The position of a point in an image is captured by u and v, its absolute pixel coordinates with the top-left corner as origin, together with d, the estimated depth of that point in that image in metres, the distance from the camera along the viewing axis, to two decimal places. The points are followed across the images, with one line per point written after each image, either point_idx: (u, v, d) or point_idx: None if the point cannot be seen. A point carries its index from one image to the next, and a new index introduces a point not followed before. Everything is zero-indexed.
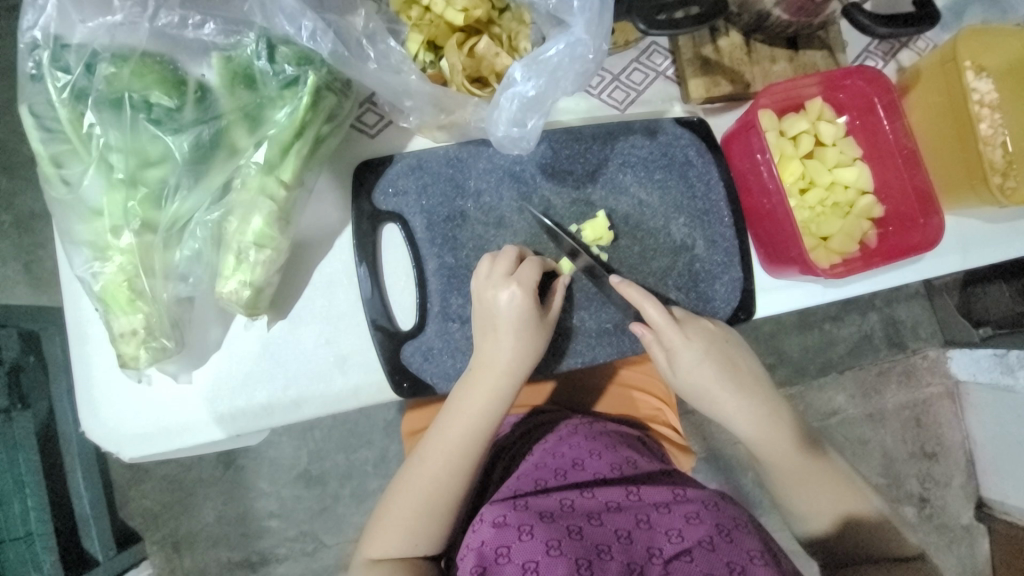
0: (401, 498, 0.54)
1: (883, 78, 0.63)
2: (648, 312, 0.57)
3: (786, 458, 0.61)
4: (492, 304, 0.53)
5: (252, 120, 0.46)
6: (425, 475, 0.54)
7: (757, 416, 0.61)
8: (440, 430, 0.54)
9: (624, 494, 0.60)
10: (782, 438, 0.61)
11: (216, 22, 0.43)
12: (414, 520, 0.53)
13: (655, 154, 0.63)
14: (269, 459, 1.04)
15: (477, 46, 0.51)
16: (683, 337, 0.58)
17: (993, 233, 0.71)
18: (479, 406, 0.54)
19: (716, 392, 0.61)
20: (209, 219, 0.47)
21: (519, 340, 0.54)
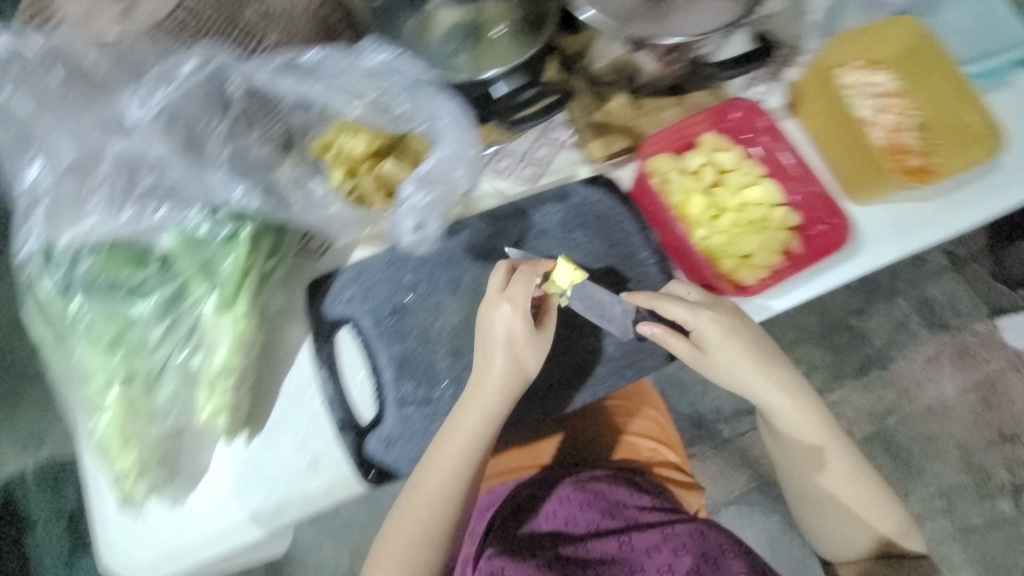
0: (402, 524, 0.59)
1: (758, 104, 0.69)
2: (670, 311, 0.62)
3: (829, 466, 0.69)
4: (489, 321, 0.59)
5: (205, 270, 0.55)
6: (425, 502, 0.59)
7: (819, 450, 0.68)
8: (434, 450, 0.59)
9: (617, 543, 0.65)
10: (825, 445, 0.68)
11: (166, 205, 0.53)
12: (415, 544, 0.59)
13: (569, 216, 0.69)
14: (314, 562, 1.08)
15: (382, 168, 0.61)
16: (720, 338, 0.62)
17: (926, 211, 0.72)
18: (471, 428, 0.58)
19: (763, 391, 0.67)
20: (179, 361, 0.56)
21: (511, 361, 0.58)
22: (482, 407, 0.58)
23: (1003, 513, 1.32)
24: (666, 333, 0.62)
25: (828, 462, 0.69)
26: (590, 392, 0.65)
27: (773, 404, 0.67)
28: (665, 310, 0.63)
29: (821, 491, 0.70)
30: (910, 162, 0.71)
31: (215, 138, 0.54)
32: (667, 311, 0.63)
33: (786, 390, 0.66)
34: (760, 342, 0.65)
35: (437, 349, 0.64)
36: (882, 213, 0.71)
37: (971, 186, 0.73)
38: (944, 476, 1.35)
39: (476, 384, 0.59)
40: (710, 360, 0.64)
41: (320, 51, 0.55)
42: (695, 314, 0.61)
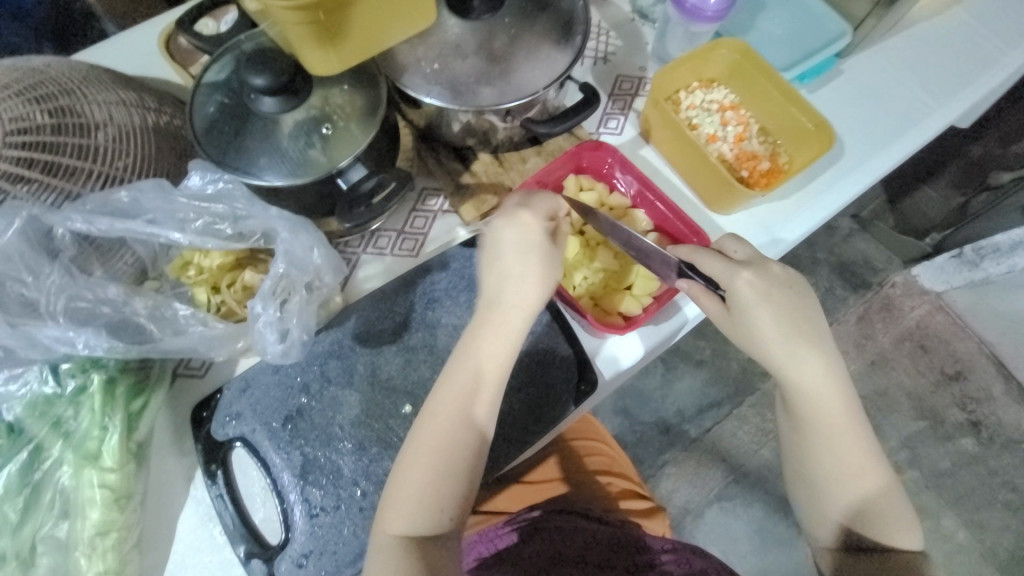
0: (411, 464, 0.54)
1: (607, 143, 0.72)
2: (703, 263, 0.61)
3: (842, 431, 0.59)
4: (504, 229, 0.58)
5: (58, 427, 0.52)
6: (439, 437, 0.54)
7: (830, 422, 0.59)
8: (450, 373, 0.56)
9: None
10: (837, 411, 0.59)
11: (1, 376, 0.52)
12: (434, 482, 0.53)
13: (454, 281, 0.69)
14: None
15: (245, 279, 0.60)
16: (751, 297, 0.58)
17: (788, 208, 0.77)
18: (499, 344, 0.56)
19: (774, 344, 0.58)
20: (54, 530, 0.52)
21: (541, 275, 0.58)
22: (495, 316, 0.57)
23: (968, 451, 1.39)
24: (698, 289, 0.61)
25: (837, 439, 0.59)
26: (503, 454, 0.65)
27: (804, 363, 0.58)
28: (699, 263, 0.62)
29: (819, 468, 0.60)
30: (760, 166, 0.76)
31: (48, 290, 0.52)
32: (703, 267, 0.61)
33: (820, 354, 0.59)
34: (800, 308, 0.59)
35: (340, 448, 0.61)
36: (746, 218, 0.76)
37: (824, 176, 0.79)
38: (902, 427, 1.40)
39: (499, 295, 0.58)
40: (746, 320, 0.59)
41: (132, 191, 0.54)
42: (730, 271, 0.59)
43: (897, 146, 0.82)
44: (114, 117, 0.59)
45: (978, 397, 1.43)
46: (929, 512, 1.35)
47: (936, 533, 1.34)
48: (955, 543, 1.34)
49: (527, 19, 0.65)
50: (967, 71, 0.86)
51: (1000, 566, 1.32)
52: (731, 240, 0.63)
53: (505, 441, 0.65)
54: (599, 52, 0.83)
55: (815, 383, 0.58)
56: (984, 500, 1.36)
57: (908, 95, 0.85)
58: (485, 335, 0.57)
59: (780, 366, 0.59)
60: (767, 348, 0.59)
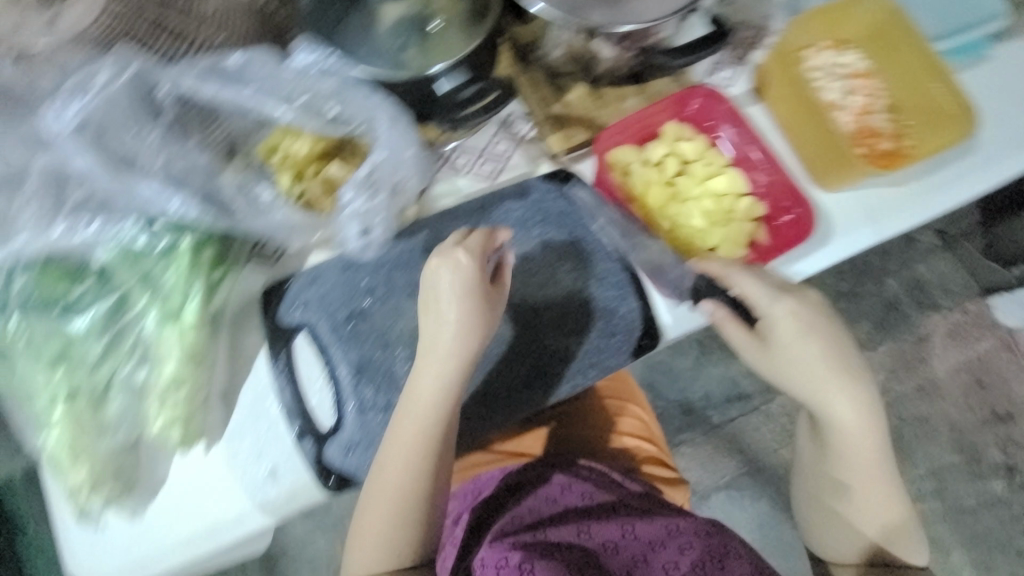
0: (373, 502, 0.57)
1: (719, 89, 0.67)
2: (739, 282, 0.58)
3: (865, 461, 0.60)
4: (433, 277, 0.55)
5: (146, 282, 0.54)
6: (395, 480, 0.56)
7: (855, 455, 0.60)
8: (402, 415, 0.56)
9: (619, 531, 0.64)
10: (867, 443, 0.59)
11: (98, 220, 0.53)
12: (391, 530, 0.56)
13: (529, 213, 0.67)
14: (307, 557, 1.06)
15: (329, 172, 0.59)
16: (784, 326, 0.57)
17: (903, 197, 0.70)
18: (425, 403, 0.55)
19: (807, 375, 0.57)
20: (126, 375, 0.55)
21: (457, 324, 0.55)
22: (430, 369, 0.55)
23: (996, 493, 1.33)
24: (727, 317, 0.59)
25: (860, 467, 0.61)
26: (553, 393, 0.65)
27: (839, 401, 0.58)
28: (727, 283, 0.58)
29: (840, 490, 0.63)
30: (881, 145, 0.69)
31: (148, 148, 0.53)
32: (736, 286, 0.58)
33: (858, 398, 0.58)
34: (839, 339, 0.58)
35: (396, 354, 0.62)
36: (853, 199, 0.69)
37: (949, 169, 0.71)
38: (935, 457, 1.35)
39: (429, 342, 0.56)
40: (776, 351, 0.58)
41: (243, 55, 0.54)
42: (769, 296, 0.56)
43: None
44: None
45: None
46: (940, 542, 1.32)
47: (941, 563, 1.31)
48: None
49: None
50: None
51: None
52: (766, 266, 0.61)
53: (556, 379, 0.65)
54: None
55: (850, 424, 0.58)
56: (1001, 543, 1.32)
57: None
58: (420, 388, 0.55)
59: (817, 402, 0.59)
60: (803, 388, 0.58)
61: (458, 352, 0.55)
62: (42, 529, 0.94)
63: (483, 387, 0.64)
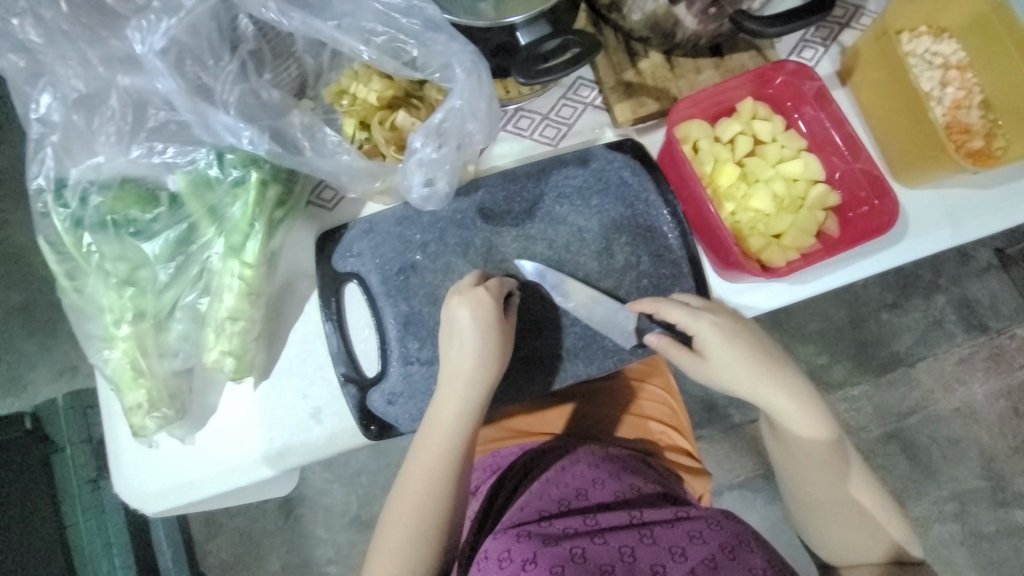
0: (391, 526, 0.56)
1: (808, 67, 0.63)
2: (665, 311, 0.59)
3: (828, 457, 0.62)
4: (452, 311, 0.57)
5: (213, 214, 0.55)
6: (416, 500, 0.56)
7: (817, 454, 0.62)
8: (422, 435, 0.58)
9: (628, 516, 0.61)
10: (824, 438, 0.61)
11: (173, 147, 0.54)
12: (410, 553, 0.55)
13: (589, 181, 0.65)
14: (324, 505, 1.08)
15: (396, 120, 0.58)
16: (717, 341, 0.59)
17: (986, 199, 0.66)
18: (447, 424, 0.57)
19: (757, 382, 0.59)
20: (188, 301, 0.58)
21: (479, 352, 0.56)
22: (444, 395, 0.57)
23: (1016, 523, 1.30)
24: (669, 343, 0.60)
25: (826, 465, 0.62)
26: (595, 365, 0.64)
27: (787, 403, 0.60)
28: (665, 313, 0.60)
29: (821, 491, 0.63)
30: (971, 144, 0.65)
31: (224, 81, 0.53)
32: (666, 315, 0.60)
33: (795, 394, 0.60)
34: (765, 345, 0.61)
35: (444, 311, 0.63)
36: (932, 197, 0.65)
37: None
38: (961, 480, 1.30)
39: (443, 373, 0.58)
40: (719, 367, 0.59)
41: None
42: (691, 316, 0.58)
43: None
44: None
45: None
46: (953, 566, 1.29)
47: None
48: None
49: None
50: None
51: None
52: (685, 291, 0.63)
53: (600, 352, 0.64)
54: None
55: (799, 424, 0.61)
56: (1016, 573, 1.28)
57: None
58: (433, 416, 0.57)
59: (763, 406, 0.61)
60: (748, 394, 0.60)
61: (471, 385, 0.57)
62: (75, 451, 0.97)
63: (527, 351, 0.64)
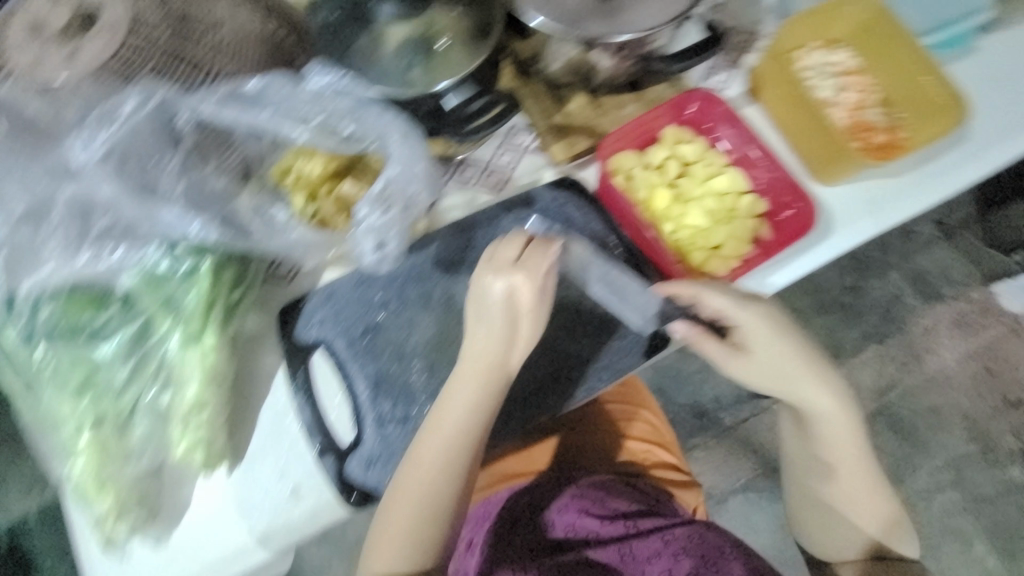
0: (398, 505, 0.55)
1: (715, 93, 0.69)
2: (706, 303, 0.61)
3: (851, 462, 0.66)
4: (483, 288, 0.55)
5: (167, 306, 0.55)
6: (427, 475, 0.55)
7: (840, 455, 0.65)
8: (438, 408, 0.56)
9: (622, 528, 0.75)
10: (850, 446, 0.65)
11: (122, 246, 0.54)
12: (414, 531, 0.55)
13: (536, 221, 0.68)
14: None
15: (341, 189, 0.61)
16: (768, 342, 0.61)
17: (899, 187, 0.72)
18: (466, 402, 0.56)
19: (779, 387, 0.63)
20: (148, 399, 0.56)
21: (506, 342, 0.56)
22: (471, 382, 0.56)
23: (1015, 482, 1.32)
24: (699, 334, 0.62)
25: (847, 469, 0.66)
26: (568, 397, 0.65)
27: (818, 406, 0.63)
28: (702, 303, 0.61)
29: (831, 495, 0.69)
30: (876, 138, 0.71)
31: (168, 173, 0.54)
32: (708, 305, 0.61)
33: (835, 395, 0.63)
34: (818, 350, 0.64)
35: (411, 366, 0.63)
36: (850, 193, 0.71)
37: (941, 159, 0.73)
38: (951, 447, 1.34)
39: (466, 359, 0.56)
40: (754, 368, 0.62)
41: (262, 80, 0.56)
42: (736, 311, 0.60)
43: None
44: (231, 16, 0.56)
45: None
46: (962, 534, 1.31)
47: (965, 556, 1.30)
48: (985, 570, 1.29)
49: None
50: None
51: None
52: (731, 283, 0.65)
53: (569, 383, 0.65)
54: None
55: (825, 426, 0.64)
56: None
57: None
58: (463, 401, 0.56)
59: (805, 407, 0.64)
60: (790, 395, 0.63)
61: (493, 369, 0.56)
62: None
63: None
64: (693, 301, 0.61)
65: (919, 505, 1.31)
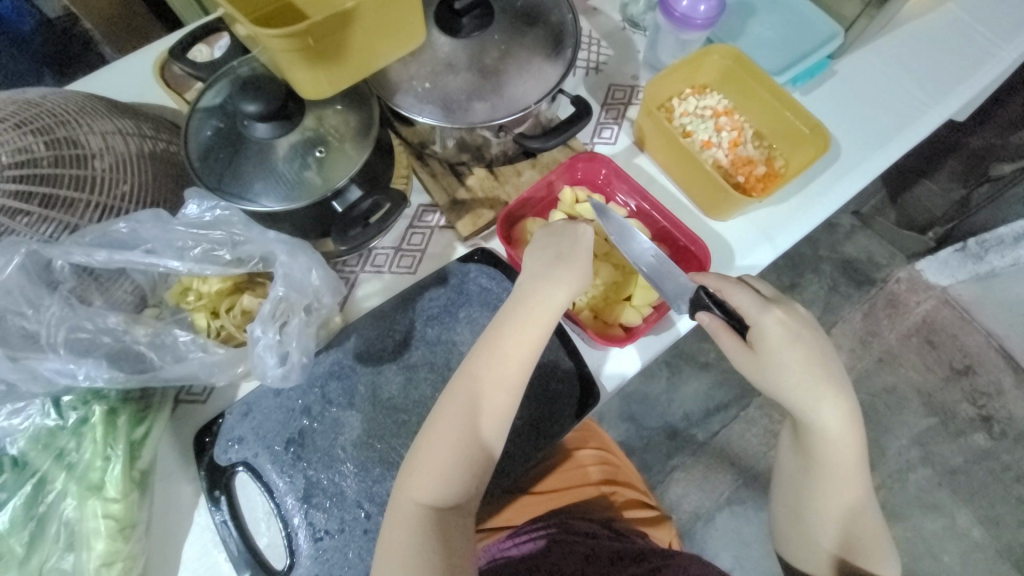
0: (444, 430, 0.54)
1: (600, 153, 0.73)
2: (732, 296, 0.60)
3: (845, 471, 0.61)
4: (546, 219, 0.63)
5: (60, 460, 0.52)
6: (478, 399, 0.55)
7: (839, 460, 0.61)
8: (495, 329, 0.57)
9: (610, 561, 0.73)
10: (847, 451, 0.61)
11: (3, 408, 0.52)
12: (460, 453, 0.54)
13: (452, 297, 0.69)
14: None
15: (243, 304, 0.60)
16: (774, 340, 0.58)
17: (787, 211, 0.77)
18: (532, 318, 0.57)
19: (793, 383, 0.58)
20: (52, 566, 0.51)
21: (565, 262, 0.60)
22: (527, 304, 0.58)
23: (980, 447, 1.37)
24: (721, 326, 0.60)
25: (844, 475, 0.62)
26: (509, 468, 0.65)
27: (826, 408, 0.59)
28: (725, 294, 0.60)
29: (827, 509, 0.63)
30: (756, 171, 0.76)
31: (49, 323, 0.52)
32: (730, 298, 0.60)
33: (841, 402, 0.60)
34: (824, 351, 0.60)
35: (343, 471, 0.61)
36: (743, 224, 0.75)
37: (818, 179, 0.79)
38: (913, 424, 1.39)
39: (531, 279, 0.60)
40: (770, 363, 0.58)
41: (129, 223, 0.54)
42: (761, 306, 0.58)
43: (895, 145, 0.81)
44: (113, 147, 0.59)
45: (990, 391, 1.41)
46: (942, 507, 1.34)
47: (950, 529, 1.32)
48: (972, 541, 1.32)
49: (517, 34, 0.65)
50: (964, 66, 0.85)
51: (1016, 562, 1.31)
52: (754, 280, 0.64)
53: (508, 456, 0.65)
54: (590, 63, 0.84)
55: (830, 435, 0.60)
56: (999, 494, 1.35)
57: (901, 94, 0.84)
58: (515, 325, 0.57)
59: (803, 414, 0.60)
60: (795, 401, 0.59)
61: (551, 290, 0.59)
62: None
63: None
64: (716, 292, 0.62)
65: (895, 486, 1.35)
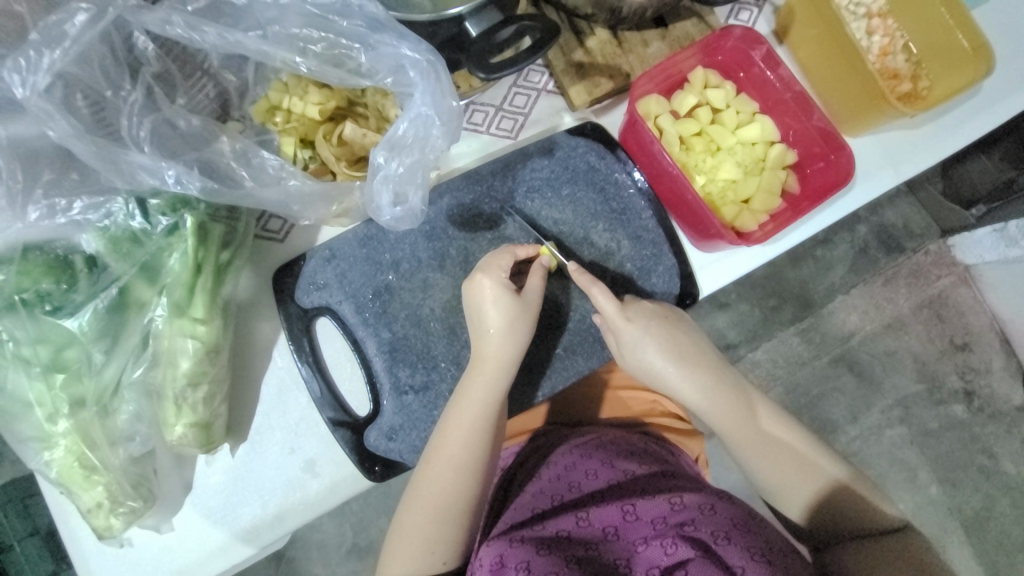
0: (421, 492, 0.53)
1: (753, 30, 0.62)
2: (596, 298, 0.57)
3: (752, 432, 0.58)
4: (477, 288, 0.54)
5: (149, 273, 0.48)
6: (444, 466, 0.53)
7: (746, 430, 0.58)
8: (456, 399, 0.54)
9: (621, 513, 0.52)
10: (739, 413, 0.59)
11: (83, 200, 0.46)
12: (439, 514, 0.53)
13: (556, 171, 0.63)
14: (316, 543, 0.97)
15: (343, 132, 0.52)
16: (632, 331, 0.58)
17: (917, 139, 0.70)
18: (479, 395, 0.54)
19: (678, 368, 0.58)
20: (135, 377, 0.50)
21: (504, 327, 0.53)
22: (470, 381, 0.54)
23: (955, 417, 1.20)
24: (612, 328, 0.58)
25: (758, 438, 0.58)
26: (595, 356, 0.63)
27: (703, 394, 0.59)
28: (592, 297, 0.57)
29: (772, 471, 0.58)
30: (899, 87, 0.69)
31: (129, 113, 0.46)
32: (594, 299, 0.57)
33: (716, 375, 0.59)
34: (689, 341, 0.60)
35: (431, 331, 0.58)
36: (873, 145, 0.69)
37: (958, 110, 0.71)
38: (900, 386, 1.19)
39: (477, 355, 0.54)
40: (643, 355, 0.58)
41: None
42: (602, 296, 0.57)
43: None
44: None
45: (980, 369, 1.21)
46: (916, 479, 1.18)
47: (910, 484, 1.18)
48: None
49: None
50: None
51: (980, 539, 1.19)
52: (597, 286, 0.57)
53: (595, 341, 0.63)
54: None
55: (726, 415, 0.58)
56: (965, 466, 1.20)
57: None
58: (474, 398, 0.54)
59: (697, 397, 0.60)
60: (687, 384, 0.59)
61: (484, 384, 0.54)
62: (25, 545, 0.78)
63: (528, 357, 0.62)
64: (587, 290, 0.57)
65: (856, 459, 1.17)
